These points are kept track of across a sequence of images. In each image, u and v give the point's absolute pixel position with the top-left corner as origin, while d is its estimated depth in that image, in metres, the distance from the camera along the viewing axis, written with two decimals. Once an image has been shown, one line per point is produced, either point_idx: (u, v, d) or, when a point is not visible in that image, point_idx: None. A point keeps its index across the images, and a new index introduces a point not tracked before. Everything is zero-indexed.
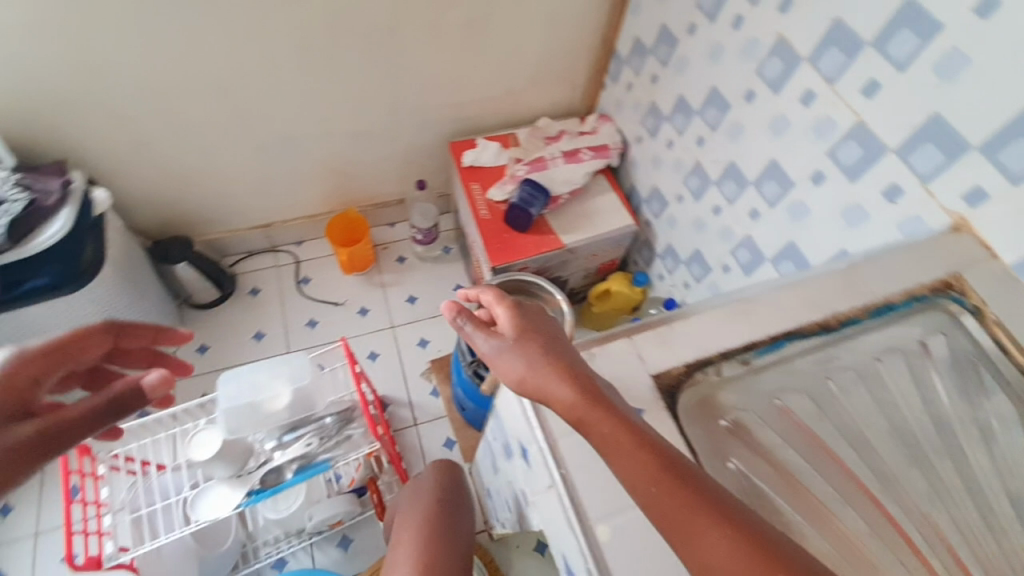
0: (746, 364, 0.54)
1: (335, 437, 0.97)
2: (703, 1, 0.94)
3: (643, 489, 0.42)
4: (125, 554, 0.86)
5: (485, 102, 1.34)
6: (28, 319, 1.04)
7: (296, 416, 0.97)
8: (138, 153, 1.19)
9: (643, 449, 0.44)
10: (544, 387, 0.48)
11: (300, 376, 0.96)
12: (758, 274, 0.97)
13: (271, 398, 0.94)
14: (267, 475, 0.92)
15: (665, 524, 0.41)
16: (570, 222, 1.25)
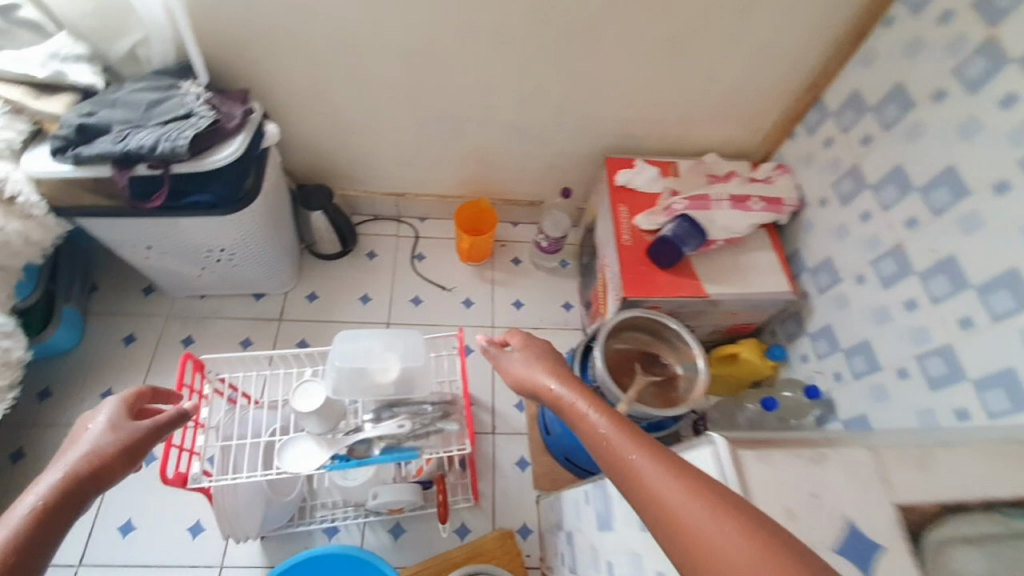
0: (1007, 524, 0.43)
1: (430, 427, 0.90)
2: (967, 70, 0.81)
3: (600, 441, 0.50)
4: (208, 480, 0.85)
5: (657, 124, 1.26)
6: (181, 228, 1.09)
7: (398, 395, 0.92)
8: (314, 98, 1.22)
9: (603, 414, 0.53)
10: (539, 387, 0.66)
11: (412, 355, 0.91)
12: (947, 393, 0.83)
13: (380, 370, 0.89)
14: (356, 444, 0.87)
15: (610, 468, 0.47)
16: (719, 271, 1.14)
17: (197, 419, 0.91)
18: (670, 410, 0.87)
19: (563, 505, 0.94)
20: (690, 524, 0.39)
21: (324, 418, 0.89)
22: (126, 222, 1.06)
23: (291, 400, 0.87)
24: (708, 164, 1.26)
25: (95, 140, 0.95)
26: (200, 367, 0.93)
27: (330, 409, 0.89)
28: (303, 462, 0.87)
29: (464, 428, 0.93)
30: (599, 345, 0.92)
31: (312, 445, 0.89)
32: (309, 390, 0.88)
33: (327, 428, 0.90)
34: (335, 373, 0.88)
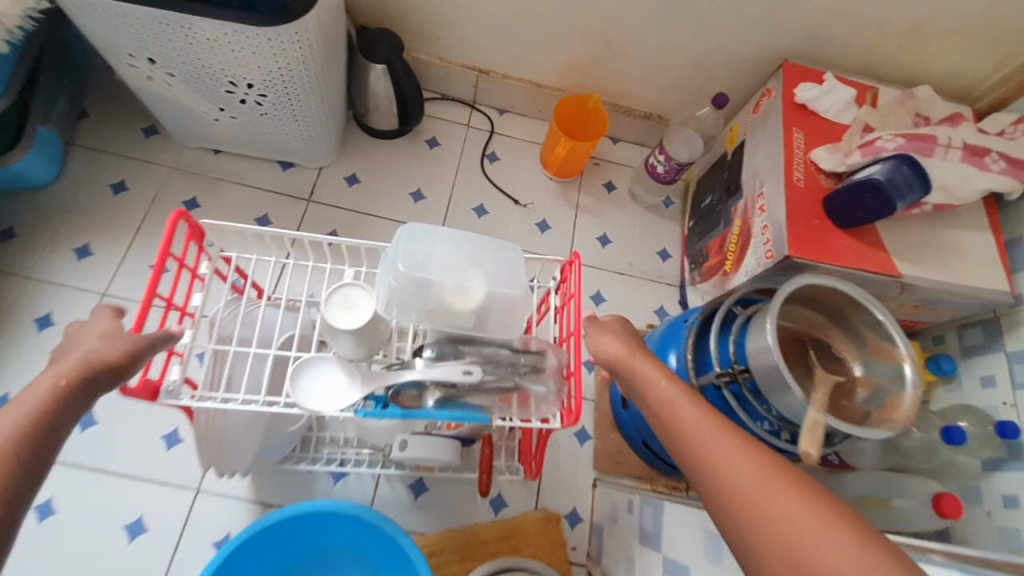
0: None
1: (511, 383, 0.61)
2: None
3: (665, 405, 0.52)
4: (187, 399, 0.58)
5: (869, 31, 0.88)
6: (200, 36, 0.77)
7: (473, 329, 0.62)
8: None
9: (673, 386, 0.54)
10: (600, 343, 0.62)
11: (506, 279, 0.61)
12: None
13: (457, 290, 0.59)
14: (406, 387, 0.59)
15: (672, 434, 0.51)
16: (914, 247, 0.83)
17: (184, 308, 0.63)
18: (866, 431, 0.61)
19: (661, 518, 0.69)
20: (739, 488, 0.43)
21: (360, 342, 0.60)
22: (121, 10, 0.73)
23: (323, 307, 0.58)
24: (917, 101, 0.91)
25: None
26: (197, 236, 0.64)
27: (372, 329, 0.60)
28: (323, 396, 0.58)
29: (559, 394, 0.63)
30: (772, 316, 0.63)
31: (340, 374, 0.59)
32: (353, 297, 0.60)
33: (364, 352, 0.62)
34: (387, 280, 0.59)
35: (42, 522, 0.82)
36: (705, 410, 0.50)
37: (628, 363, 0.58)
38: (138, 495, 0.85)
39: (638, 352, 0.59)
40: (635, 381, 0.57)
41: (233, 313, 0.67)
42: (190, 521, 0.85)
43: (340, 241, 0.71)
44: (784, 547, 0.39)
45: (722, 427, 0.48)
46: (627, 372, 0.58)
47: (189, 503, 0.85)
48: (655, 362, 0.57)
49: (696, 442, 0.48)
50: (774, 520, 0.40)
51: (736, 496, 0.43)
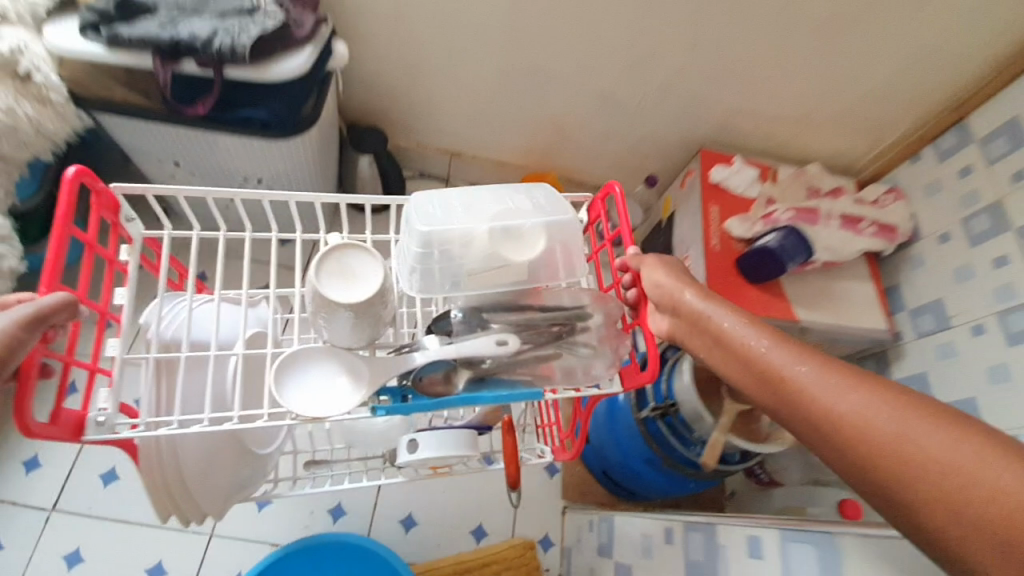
0: None
1: (553, 350, 0.56)
2: None
3: (759, 362, 0.47)
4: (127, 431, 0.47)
5: (768, 122, 1.09)
6: (217, 147, 0.92)
7: (515, 294, 0.59)
8: (375, 41, 1.00)
9: (760, 335, 0.48)
10: (670, 291, 0.54)
11: (552, 214, 0.58)
12: None
13: (512, 235, 0.56)
14: (432, 371, 0.53)
15: (776, 394, 0.46)
16: (810, 296, 1.02)
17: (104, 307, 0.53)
18: (763, 447, 0.77)
19: (607, 534, 0.85)
20: (877, 439, 0.40)
21: (361, 325, 0.51)
22: (151, 128, 0.87)
23: (314, 279, 0.49)
24: (811, 176, 1.12)
25: (138, 21, 0.75)
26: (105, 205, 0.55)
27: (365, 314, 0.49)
28: (318, 400, 0.50)
29: (613, 353, 0.58)
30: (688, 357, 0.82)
31: (341, 375, 0.52)
32: (353, 265, 0.51)
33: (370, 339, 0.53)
34: (430, 243, 0.55)
35: (71, 571, 0.91)
36: (813, 361, 0.45)
37: (707, 319, 0.52)
38: (157, 542, 0.95)
39: (707, 295, 0.53)
40: (720, 341, 0.50)
41: (181, 312, 0.59)
42: (204, 565, 0.95)
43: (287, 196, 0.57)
44: (949, 497, 0.36)
45: (833, 377, 0.43)
46: (702, 325, 0.52)
47: (203, 548, 0.95)
48: (729, 305, 0.52)
49: (798, 395, 0.44)
50: (929, 460, 0.38)
51: (872, 451, 0.40)
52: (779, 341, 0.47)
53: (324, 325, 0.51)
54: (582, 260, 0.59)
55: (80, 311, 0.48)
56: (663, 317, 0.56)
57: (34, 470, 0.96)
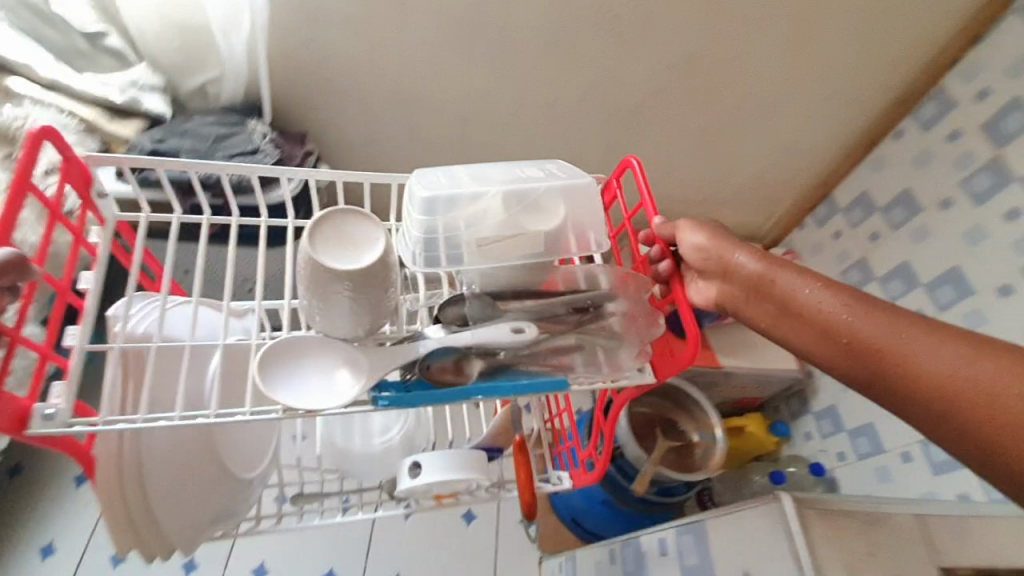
0: None
1: (574, 339, 0.56)
2: (972, 183, 0.92)
3: (840, 324, 0.48)
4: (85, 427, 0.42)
5: (680, 203, 1.30)
6: None
7: (527, 275, 0.59)
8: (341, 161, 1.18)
9: (836, 294, 0.49)
10: (729, 259, 0.55)
11: (569, 183, 0.57)
12: (951, 479, 0.88)
13: (529, 205, 0.55)
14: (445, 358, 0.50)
15: (861, 352, 0.46)
16: (732, 346, 1.18)
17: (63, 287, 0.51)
18: (690, 475, 0.93)
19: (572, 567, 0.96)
20: (966, 387, 0.41)
21: (360, 315, 0.47)
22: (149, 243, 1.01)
23: (308, 248, 0.44)
24: None
25: (163, 168, 0.93)
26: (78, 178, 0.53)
27: (361, 294, 0.45)
28: (308, 388, 0.47)
29: (639, 341, 0.57)
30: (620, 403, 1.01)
31: (340, 367, 0.48)
32: (350, 231, 0.45)
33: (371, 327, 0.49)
34: (437, 206, 0.54)
35: None
36: (893, 317, 0.46)
37: (776, 286, 0.53)
38: None
39: (775, 267, 0.53)
40: (791, 306, 0.51)
41: (149, 311, 0.55)
42: None
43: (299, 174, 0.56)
44: None
45: (912, 329, 0.45)
46: (773, 293, 0.53)
47: None
48: (798, 269, 0.52)
49: (892, 364, 0.45)
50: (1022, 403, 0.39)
51: (962, 399, 0.41)
52: (863, 307, 0.47)
53: (314, 304, 0.46)
54: (601, 234, 0.59)
55: (32, 272, 0.45)
56: (723, 287, 0.57)
57: (50, 555, 1.04)
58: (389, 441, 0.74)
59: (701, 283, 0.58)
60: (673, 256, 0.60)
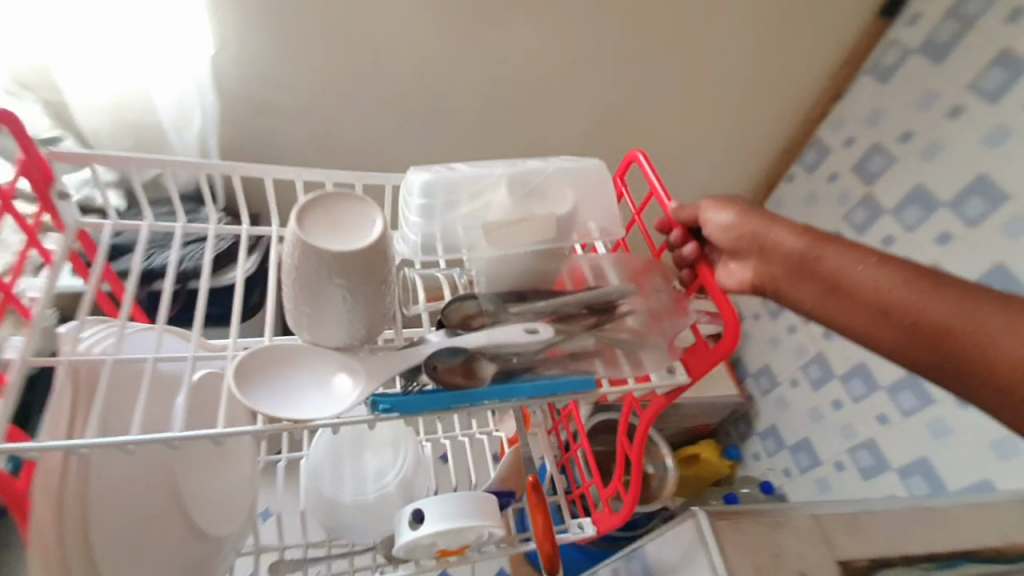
0: None
1: (593, 341, 0.54)
2: (852, 215, 1.04)
3: (901, 303, 0.42)
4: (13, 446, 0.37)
5: None
6: None
7: (540, 271, 0.56)
8: None
9: (895, 269, 0.43)
10: (765, 237, 0.50)
11: (580, 167, 0.55)
12: (880, 482, 0.96)
13: (539, 192, 0.53)
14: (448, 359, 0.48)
15: (927, 335, 0.40)
16: None
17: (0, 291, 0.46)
18: (646, 505, 1.00)
19: None
20: None
21: (356, 317, 0.45)
22: None
23: (303, 236, 0.41)
24: None
25: None
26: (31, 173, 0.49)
27: (353, 294, 0.43)
28: (294, 395, 0.45)
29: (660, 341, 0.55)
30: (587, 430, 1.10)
31: (335, 373, 0.46)
32: (343, 216, 0.43)
33: (364, 332, 0.47)
34: (440, 189, 0.51)
35: None
36: (963, 294, 0.40)
37: (817, 265, 0.47)
38: None
39: (821, 243, 0.48)
40: (840, 286, 0.45)
41: (104, 335, 0.50)
42: None
43: (292, 175, 0.55)
44: None
45: (987, 304, 0.39)
46: (819, 271, 0.47)
47: None
48: (845, 243, 0.47)
49: (966, 350, 0.39)
50: None
51: None
52: (926, 282, 0.42)
53: (303, 299, 0.44)
54: (616, 220, 0.57)
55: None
56: (760, 269, 0.51)
57: None
58: (383, 489, 0.67)
59: (735, 264, 0.54)
60: (698, 239, 0.57)
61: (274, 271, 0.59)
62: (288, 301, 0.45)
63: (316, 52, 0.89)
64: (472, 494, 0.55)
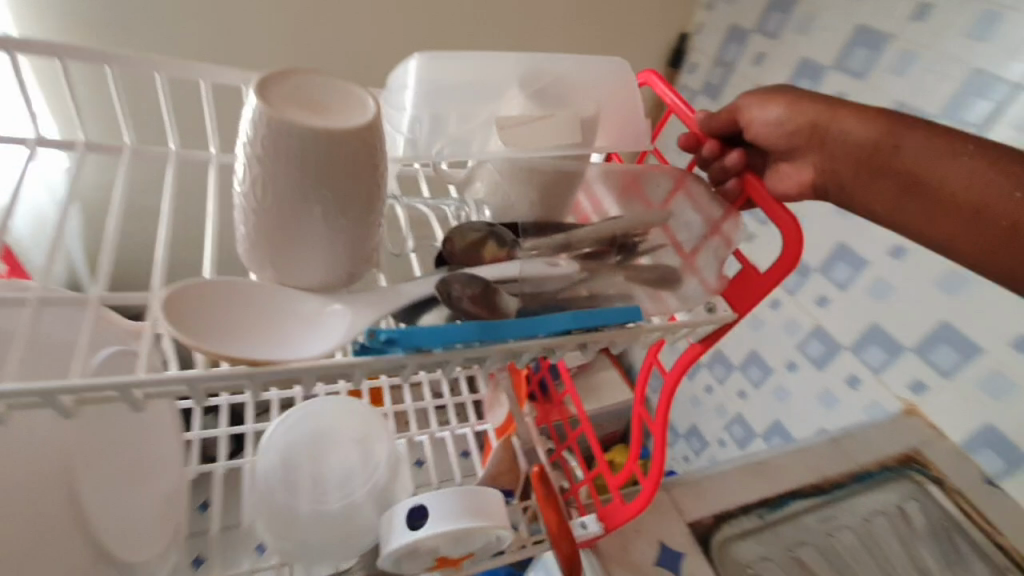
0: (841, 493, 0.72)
1: (620, 277, 0.53)
2: None
3: (979, 195, 0.48)
4: None
5: None
6: None
7: (550, 199, 0.59)
8: None
9: (974, 160, 0.49)
10: (840, 131, 0.55)
11: (555, 77, 0.59)
12: (752, 448, 1.10)
13: (539, 102, 0.58)
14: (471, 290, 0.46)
15: (1003, 224, 0.47)
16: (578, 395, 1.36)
17: None
18: None
19: None
20: None
21: (344, 238, 0.43)
22: None
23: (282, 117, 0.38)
24: None
25: None
26: None
27: (339, 217, 0.41)
28: (270, 335, 0.41)
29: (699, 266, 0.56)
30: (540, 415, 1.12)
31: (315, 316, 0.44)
32: (327, 99, 0.40)
33: (342, 274, 0.45)
34: (434, 80, 0.56)
35: None
36: None
37: (894, 155, 0.52)
38: None
39: (898, 130, 0.52)
40: (920, 176, 0.51)
41: None
42: None
43: (236, 81, 0.57)
44: None
45: None
46: (894, 162, 0.52)
47: None
48: (929, 133, 0.51)
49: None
50: None
51: None
52: (1004, 174, 0.48)
53: (282, 184, 0.40)
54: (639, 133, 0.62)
55: None
56: (829, 161, 0.56)
57: None
58: (347, 499, 0.61)
59: (793, 161, 0.59)
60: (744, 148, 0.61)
61: (210, 189, 0.55)
62: (250, 174, 0.41)
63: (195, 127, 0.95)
64: (470, 493, 0.56)
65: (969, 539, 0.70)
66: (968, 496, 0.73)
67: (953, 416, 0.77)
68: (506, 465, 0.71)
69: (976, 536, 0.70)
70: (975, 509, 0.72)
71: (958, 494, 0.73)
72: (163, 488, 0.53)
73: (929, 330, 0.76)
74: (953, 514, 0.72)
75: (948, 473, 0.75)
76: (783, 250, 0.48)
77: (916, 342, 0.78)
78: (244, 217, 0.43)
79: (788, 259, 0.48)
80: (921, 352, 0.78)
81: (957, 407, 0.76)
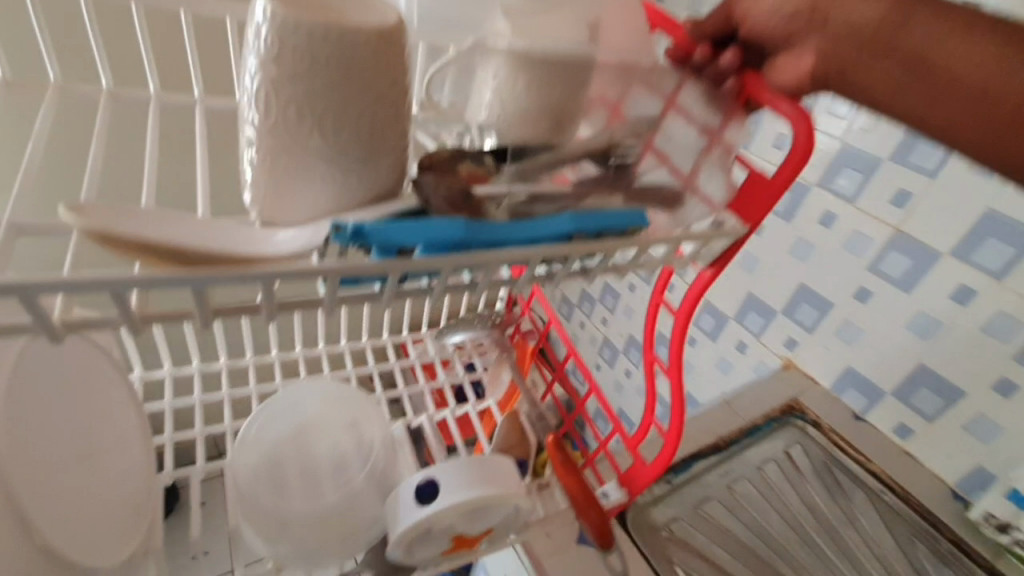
0: (736, 449, 0.74)
1: (618, 197, 0.42)
2: None
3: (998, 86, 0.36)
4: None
5: None
6: None
7: (554, 114, 0.43)
8: None
9: (998, 34, 0.36)
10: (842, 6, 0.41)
11: None
12: None
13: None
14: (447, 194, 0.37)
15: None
16: None
17: None
18: None
19: None
20: None
21: (348, 148, 0.35)
22: None
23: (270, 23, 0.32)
24: None
25: None
26: None
27: (341, 131, 0.34)
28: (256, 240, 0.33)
29: (717, 164, 0.45)
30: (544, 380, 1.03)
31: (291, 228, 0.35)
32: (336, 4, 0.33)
33: (362, 200, 0.38)
34: None
35: None
36: None
37: (896, 39, 0.39)
38: None
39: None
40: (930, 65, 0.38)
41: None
42: None
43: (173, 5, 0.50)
44: None
45: None
46: (899, 47, 0.39)
47: None
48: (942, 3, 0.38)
49: None
50: None
51: None
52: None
53: (293, 95, 0.33)
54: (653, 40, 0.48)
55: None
56: (830, 49, 0.43)
57: None
58: (348, 486, 0.59)
59: (791, 51, 0.46)
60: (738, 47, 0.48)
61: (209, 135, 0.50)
62: (256, 93, 0.33)
63: (225, 122, 0.82)
64: (480, 461, 0.53)
65: (845, 470, 0.72)
66: (844, 433, 0.74)
67: (826, 367, 0.78)
68: (514, 438, 0.70)
69: (853, 466, 0.72)
70: (849, 443, 0.73)
71: (834, 432, 0.75)
72: (124, 493, 0.50)
73: (792, 290, 0.78)
74: (832, 451, 0.73)
75: (827, 416, 0.76)
76: (789, 154, 0.40)
77: (783, 304, 0.80)
78: (252, 152, 0.35)
79: (799, 153, 0.40)
80: (788, 312, 0.80)
81: (826, 360, 0.77)
